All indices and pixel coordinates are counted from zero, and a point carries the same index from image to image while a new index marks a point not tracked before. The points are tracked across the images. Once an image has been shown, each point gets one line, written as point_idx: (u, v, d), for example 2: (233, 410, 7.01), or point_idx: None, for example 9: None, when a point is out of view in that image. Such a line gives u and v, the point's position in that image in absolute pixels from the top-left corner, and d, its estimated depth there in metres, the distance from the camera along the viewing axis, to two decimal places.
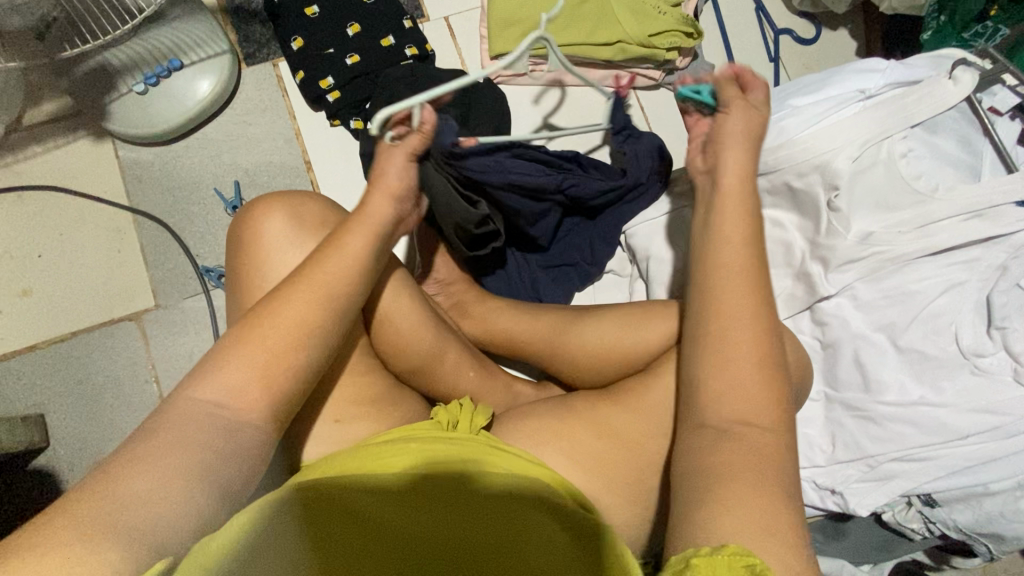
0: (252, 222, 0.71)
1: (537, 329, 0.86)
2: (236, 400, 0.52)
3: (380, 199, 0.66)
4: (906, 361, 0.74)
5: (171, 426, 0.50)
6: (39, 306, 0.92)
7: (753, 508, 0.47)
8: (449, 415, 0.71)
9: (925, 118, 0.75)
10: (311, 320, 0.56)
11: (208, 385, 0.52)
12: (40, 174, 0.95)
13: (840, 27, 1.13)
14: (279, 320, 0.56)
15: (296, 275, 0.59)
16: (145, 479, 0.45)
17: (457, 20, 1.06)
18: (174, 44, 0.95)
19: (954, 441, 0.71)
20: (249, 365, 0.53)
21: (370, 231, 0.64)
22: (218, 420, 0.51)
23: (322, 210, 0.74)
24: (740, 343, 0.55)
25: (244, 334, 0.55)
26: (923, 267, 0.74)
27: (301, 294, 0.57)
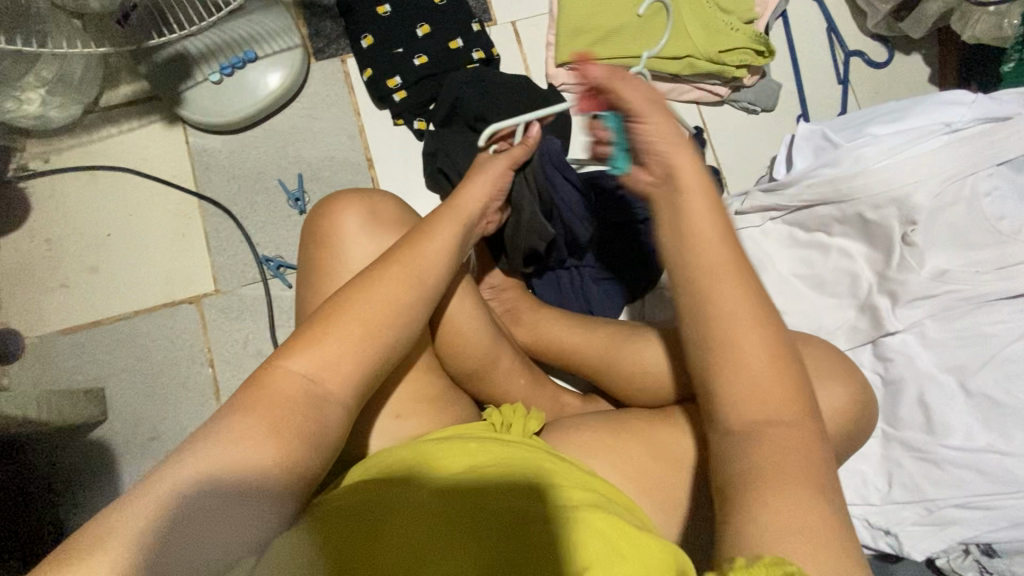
0: (328, 216, 0.72)
1: (591, 341, 0.86)
2: (327, 377, 0.52)
3: (470, 197, 0.68)
4: (975, 406, 0.71)
5: (269, 399, 0.49)
6: (104, 283, 0.95)
7: (784, 508, 0.43)
8: (503, 417, 0.72)
9: (1012, 156, 0.73)
10: (403, 305, 0.57)
11: (301, 358, 0.52)
12: (113, 156, 0.98)
13: (914, 52, 1.10)
14: (372, 300, 0.56)
15: (389, 257, 0.60)
16: (235, 454, 0.46)
17: (524, 26, 1.06)
18: (249, 36, 0.97)
19: (1021, 493, 0.69)
20: (344, 343, 0.53)
21: (456, 220, 0.65)
22: (309, 397, 0.51)
23: (392, 209, 0.75)
24: (742, 319, 0.50)
25: (344, 309, 0.55)
26: (999, 311, 0.72)
27: (393, 276, 0.58)
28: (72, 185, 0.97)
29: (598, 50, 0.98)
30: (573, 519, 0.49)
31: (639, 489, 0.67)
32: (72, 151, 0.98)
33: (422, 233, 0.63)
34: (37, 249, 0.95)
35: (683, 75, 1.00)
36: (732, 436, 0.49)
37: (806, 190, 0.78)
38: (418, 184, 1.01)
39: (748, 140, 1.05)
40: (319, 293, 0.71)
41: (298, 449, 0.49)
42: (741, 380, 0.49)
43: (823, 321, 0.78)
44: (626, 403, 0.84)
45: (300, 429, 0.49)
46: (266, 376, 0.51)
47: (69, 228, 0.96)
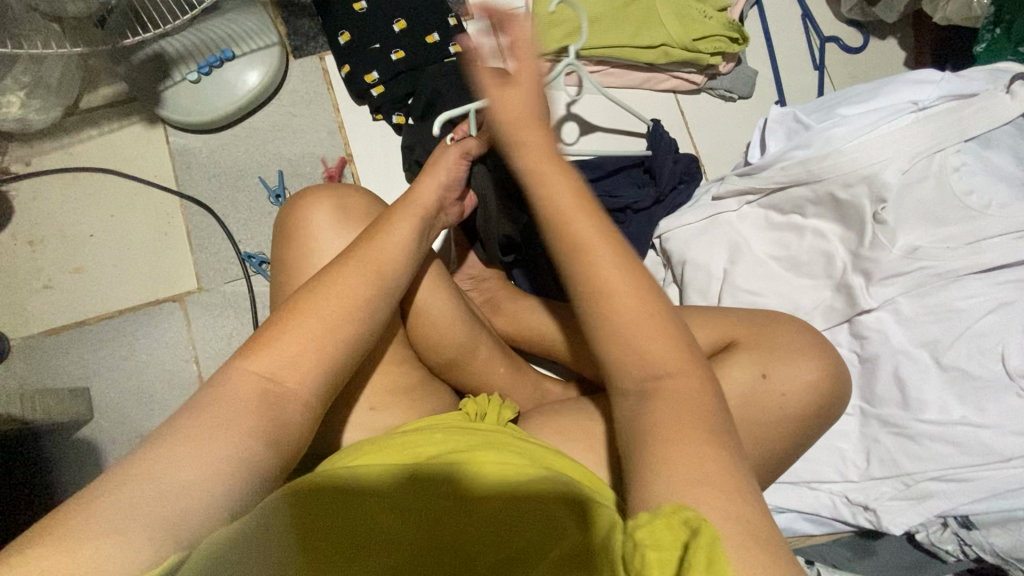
0: (302, 210, 0.73)
1: (570, 329, 0.86)
2: (287, 375, 0.53)
3: (427, 188, 0.70)
4: (948, 380, 0.72)
5: (225, 401, 0.50)
6: (88, 283, 0.96)
7: (691, 466, 0.45)
8: (479, 407, 0.72)
9: (979, 132, 0.74)
10: (360, 297, 0.58)
11: (258, 360, 0.53)
12: (94, 157, 0.99)
13: (888, 36, 1.10)
14: (330, 296, 0.57)
15: (348, 255, 0.61)
16: (207, 455, 0.46)
17: (500, 20, 1.07)
18: (226, 35, 0.98)
19: (995, 464, 0.69)
20: (303, 340, 0.54)
21: (412, 212, 0.67)
22: (270, 396, 0.52)
23: (367, 202, 0.76)
24: (630, 285, 0.54)
25: (303, 308, 0.56)
26: (971, 285, 0.73)
27: (352, 272, 0.59)
28: (54, 187, 0.98)
29: (573, 40, 0.99)
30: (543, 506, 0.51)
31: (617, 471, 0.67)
32: (53, 153, 0.98)
33: (382, 229, 0.64)
34: (20, 250, 0.95)
35: (659, 64, 1.01)
36: (631, 400, 0.52)
37: (779, 172, 0.79)
38: (398, 178, 1.02)
39: (725, 127, 1.06)
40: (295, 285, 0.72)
41: (265, 448, 0.49)
42: (627, 346, 0.52)
43: (799, 301, 0.78)
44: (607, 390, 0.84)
45: (267, 429, 0.50)
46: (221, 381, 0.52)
47: (51, 229, 0.97)
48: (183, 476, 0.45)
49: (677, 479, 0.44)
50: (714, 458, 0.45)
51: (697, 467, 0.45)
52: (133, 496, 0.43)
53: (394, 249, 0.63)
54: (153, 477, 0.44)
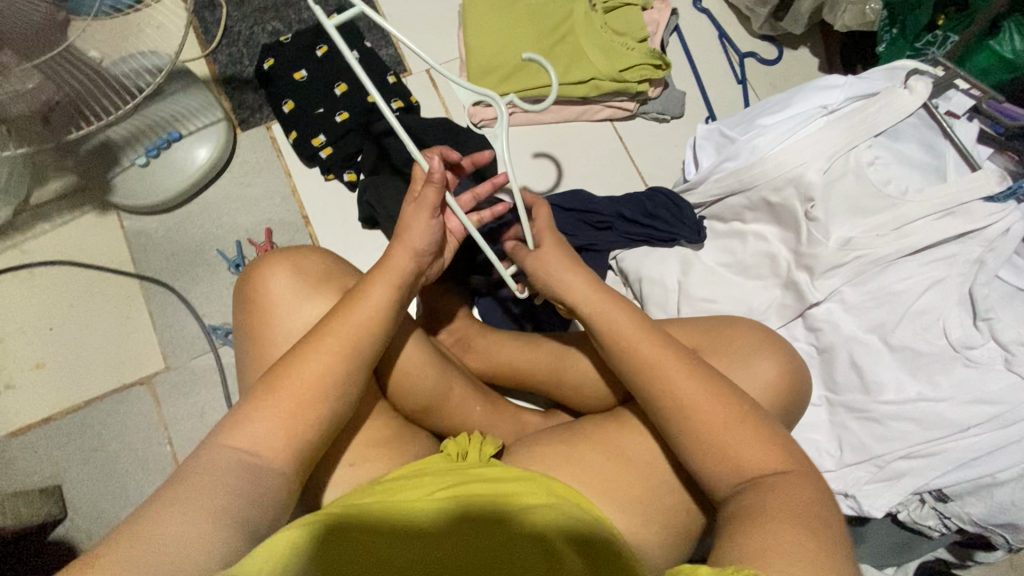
0: (258, 280, 0.75)
1: (539, 358, 0.88)
2: (268, 446, 0.57)
3: (402, 253, 0.67)
4: (901, 360, 0.75)
5: (211, 472, 0.54)
6: (51, 379, 0.94)
7: (784, 534, 0.48)
8: (459, 446, 0.73)
9: (888, 126, 0.78)
10: (335, 374, 0.60)
11: (237, 437, 0.56)
12: (48, 251, 0.99)
13: (801, 45, 1.18)
14: (302, 377, 0.59)
15: (319, 332, 0.62)
16: (191, 512, 0.51)
17: (438, 72, 1.12)
18: (171, 117, 1.00)
19: (957, 435, 0.71)
20: (275, 419, 0.57)
21: (392, 279, 0.66)
22: (247, 465, 0.55)
23: (324, 263, 0.78)
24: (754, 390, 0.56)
25: (274, 388, 0.58)
26: (905, 267, 0.76)
27: (321, 348, 0.61)
28: (11, 286, 0.97)
29: (509, 84, 1.04)
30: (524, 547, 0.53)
31: (601, 494, 0.68)
32: (7, 253, 0.98)
33: (352, 302, 0.64)
34: None
35: (592, 96, 1.06)
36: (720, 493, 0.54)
37: (714, 185, 0.85)
38: (356, 234, 1.04)
39: (662, 147, 1.12)
40: (266, 355, 0.73)
41: (247, 510, 0.53)
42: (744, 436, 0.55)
43: (752, 302, 0.83)
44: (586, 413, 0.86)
45: (250, 493, 0.54)
46: (206, 454, 0.56)
47: (10, 329, 0.95)
48: (174, 532, 0.49)
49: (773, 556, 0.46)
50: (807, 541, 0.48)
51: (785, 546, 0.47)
52: (136, 543, 0.48)
53: (363, 320, 0.63)
54: (148, 534, 0.49)
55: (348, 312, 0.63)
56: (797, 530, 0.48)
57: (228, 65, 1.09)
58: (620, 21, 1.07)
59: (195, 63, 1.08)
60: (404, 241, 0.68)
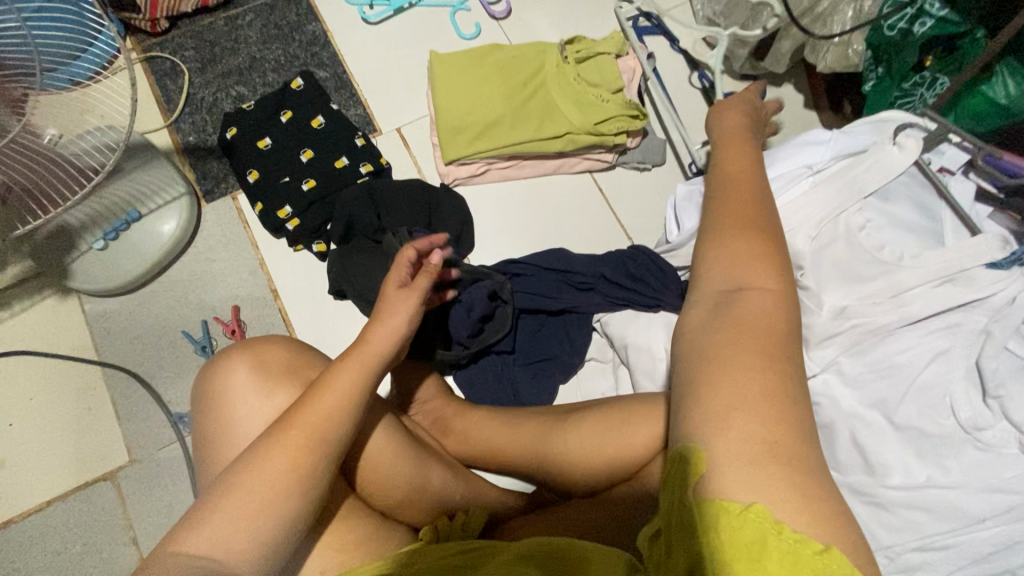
0: (214, 379, 0.70)
1: (518, 440, 0.83)
2: (224, 552, 0.54)
3: (378, 333, 0.68)
4: (906, 441, 0.69)
5: (167, 574, 0.52)
6: (11, 478, 0.90)
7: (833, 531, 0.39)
8: (441, 531, 0.71)
9: (877, 186, 0.73)
10: (301, 468, 0.58)
11: (194, 540, 0.55)
12: (7, 341, 0.95)
13: (785, 82, 1.14)
14: (264, 472, 0.57)
15: (283, 422, 0.60)
16: None
17: (409, 130, 1.08)
18: (130, 196, 0.96)
19: (972, 527, 0.65)
20: (235, 521, 0.55)
21: (362, 363, 0.65)
22: (204, 573, 0.53)
23: (285, 352, 0.73)
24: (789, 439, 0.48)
25: (233, 486, 0.57)
26: (904, 338, 0.71)
27: (284, 436, 0.59)
28: None
29: (481, 143, 1.00)
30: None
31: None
32: None
33: (317, 389, 0.62)
34: None
35: (568, 151, 1.01)
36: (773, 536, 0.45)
37: None
38: (328, 306, 0.99)
39: (645, 197, 1.07)
40: (221, 464, 0.68)
41: None
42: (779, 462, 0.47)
43: None
44: (572, 497, 0.80)
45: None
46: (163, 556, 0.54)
47: None
48: None
49: (724, 409, 0.41)
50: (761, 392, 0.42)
51: (753, 426, 0.41)
52: None
53: (330, 407, 0.61)
54: None
55: (314, 399, 0.61)
56: (776, 413, 0.41)
57: (192, 133, 1.06)
58: (594, 72, 1.03)
59: (158, 134, 1.05)
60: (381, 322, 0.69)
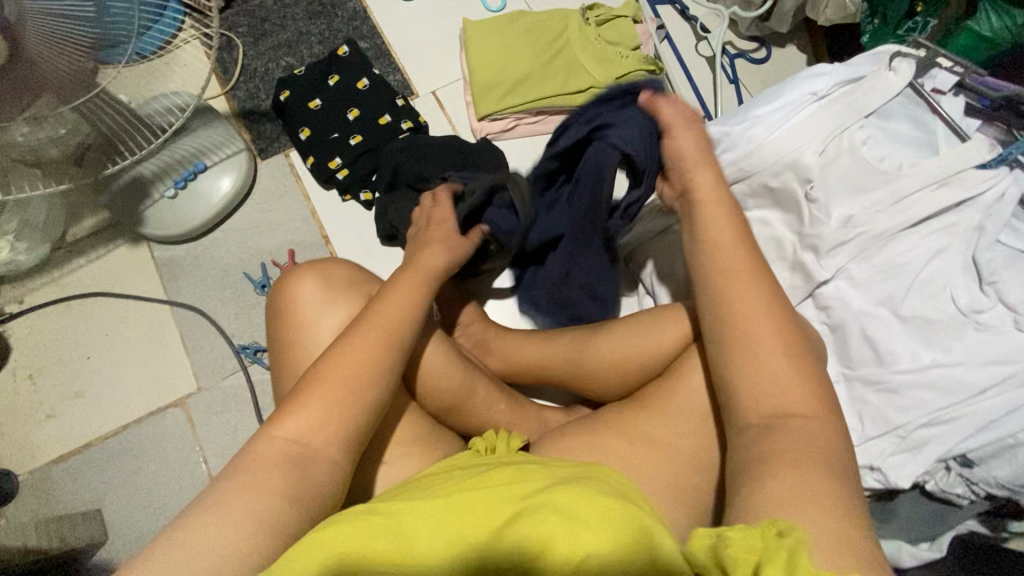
0: (287, 289, 0.77)
1: (555, 354, 0.90)
2: (314, 435, 0.59)
3: (429, 257, 0.78)
4: (913, 329, 0.76)
5: (260, 464, 0.56)
6: (89, 405, 0.98)
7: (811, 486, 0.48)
8: (487, 442, 0.75)
9: (876, 107, 0.81)
10: (379, 356, 0.64)
11: (285, 425, 0.59)
12: (84, 284, 1.04)
13: (789, 43, 1.23)
14: (344, 364, 0.62)
15: (355, 325, 0.66)
16: (230, 518, 0.52)
17: (443, 93, 1.18)
18: (197, 150, 1.06)
19: (974, 398, 0.72)
20: (321, 407, 0.60)
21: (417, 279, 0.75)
22: (296, 455, 0.58)
23: (347, 269, 0.81)
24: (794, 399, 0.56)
25: (317, 379, 0.61)
26: (907, 239, 0.78)
27: (362, 336, 0.65)
28: (49, 319, 1.02)
29: (512, 99, 1.10)
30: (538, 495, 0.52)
31: (636, 472, 0.69)
32: (45, 288, 1.03)
33: (383, 298, 0.70)
34: (21, 385, 0.98)
35: None
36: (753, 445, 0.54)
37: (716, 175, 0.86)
38: (374, 249, 1.08)
39: None
40: (294, 363, 0.76)
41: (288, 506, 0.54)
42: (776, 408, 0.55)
43: None
44: (607, 402, 0.88)
45: (291, 488, 0.55)
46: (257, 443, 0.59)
47: (50, 359, 1.00)
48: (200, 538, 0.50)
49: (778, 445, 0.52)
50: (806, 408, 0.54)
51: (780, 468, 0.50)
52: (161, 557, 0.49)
53: (398, 311, 0.69)
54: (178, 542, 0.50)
55: (383, 304, 0.69)
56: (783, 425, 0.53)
57: (246, 100, 1.16)
58: (613, 33, 1.13)
59: (216, 100, 1.15)
60: (433, 247, 0.80)
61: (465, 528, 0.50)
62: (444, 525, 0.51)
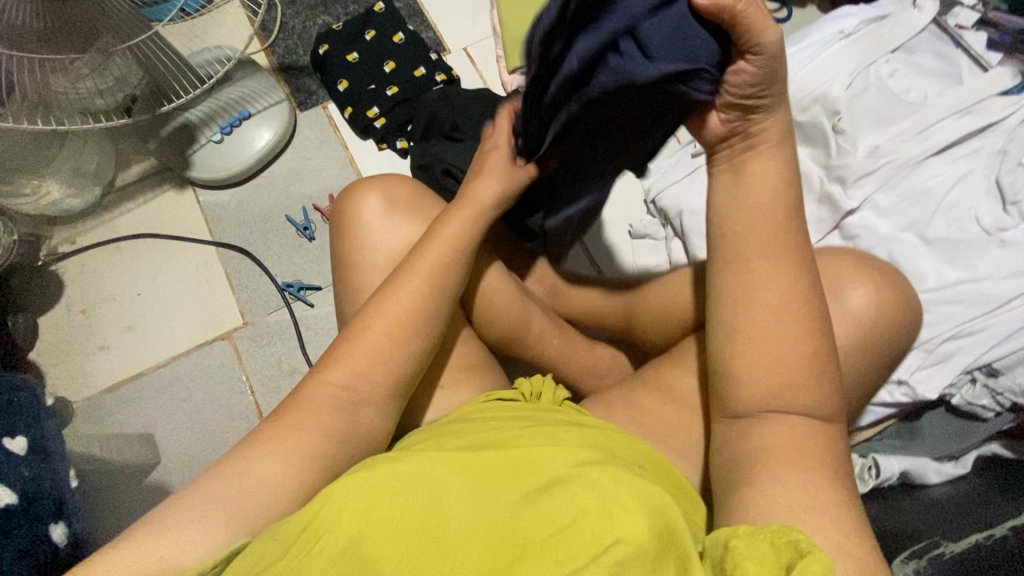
0: (351, 204, 0.81)
1: (609, 302, 0.93)
2: (360, 381, 0.58)
3: (480, 189, 0.71)
4: (938, 251, 0.79)
5: (306, 412, 0.55)
6: (139, 338, 1.02)
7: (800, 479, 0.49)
8: (533, 387, 0.76)
9: (901, 42, 0.85)
10: (425, 305, 0.62)
11: (333, 372, 0.58)
12: (133, 226, 1.08)
13: (809, 3, 1.27)
14: (388, 312, 0.61)
15: (402, 268, 0.64)
16: (271, 464, 0.51)
17: (474, 49, 1.22)
18: (240, 99, 1.11)
19: (997, 309, 0.76)
20: (365, 354, 0.59)
21: (472, 214, 0.69)
22: (341, 401, 0.57)
23: (411, 191, 0.83)
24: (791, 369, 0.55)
25: (361, 326, 0.60)
26: (932, 166, 0.82)
27: (403, 283, 0.62)
28: (99, 259, 1.06)
29: None
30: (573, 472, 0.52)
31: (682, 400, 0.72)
32: (95, 230, 1.08)
33: (430, 237, 0.66)
34: (75, 319, 1.03)
35: None
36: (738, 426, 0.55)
37: None
38: None
39: None
40: (350, 280, 0.80)
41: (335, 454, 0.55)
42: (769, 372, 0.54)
43: None
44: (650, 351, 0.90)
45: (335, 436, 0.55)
46: (302, 389, 0.57)
47: (101, 296, 1.04)
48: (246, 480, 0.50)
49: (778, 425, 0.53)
50: (818, 369, 0.54)
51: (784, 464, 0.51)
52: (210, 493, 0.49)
53: (441, 254, 0.65)
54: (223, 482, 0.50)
55: (431, 244, 0.65)
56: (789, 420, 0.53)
57: (285, 55, 1.20)
58: None
59: (256, 56, 1.20)
60: (484, 175, 0.72)
61: (462, 502, 0.50)
62: (462, 479, 0.52)
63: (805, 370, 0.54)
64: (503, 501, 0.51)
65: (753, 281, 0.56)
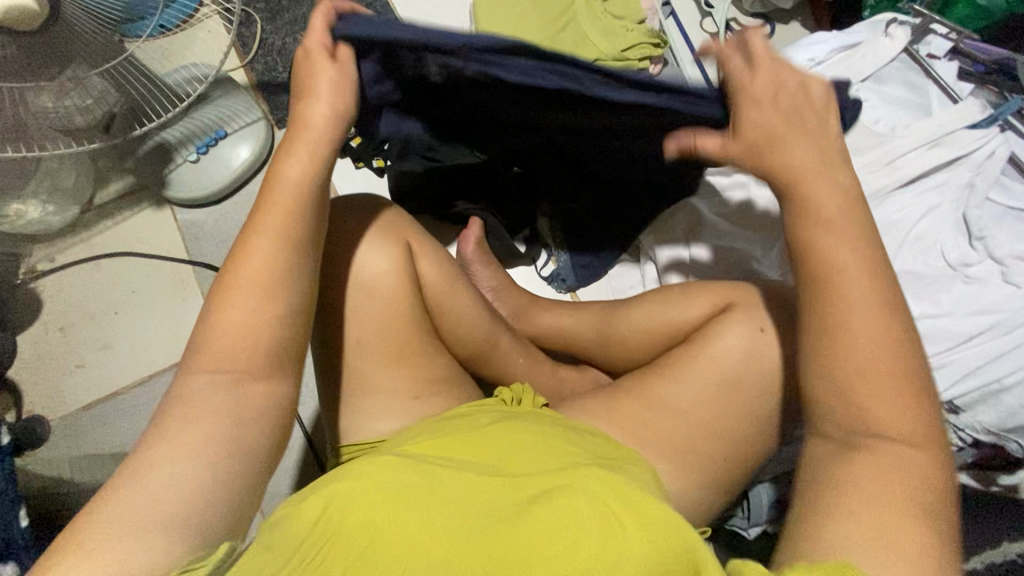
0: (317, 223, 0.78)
1: (585, 322, 0.93)
2: (238, 361, 0.52)
3: (318, 108, 0.58)
4: (903, 285, 0.78)
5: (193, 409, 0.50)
6: (117, 356, 1.03)
7: (892, 525, 0.46)
8: (512, 393, 0.77)
9: (871, 71, 0.85)
10: (284, 257, 0.55)
11: (210, 361, 0.52)
12: (112, 244, 1.09)
13: (793, 20, 1.26)
14: (244, 277, 0.54)
15: (252, 219, 0.56)
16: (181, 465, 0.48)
17: None
18: (218, 118, 1.11)
19: (961, 345, 0.75)
20: (240, 328, 0.53)
21: (321, 139, 0.58)
22: (229, 388, 0.51)
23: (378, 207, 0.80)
24: (888, 394, 0.50)
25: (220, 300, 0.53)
26: (899, 199, 0.80)
27: (262, 236, 0.54)
28: (79, 276, 1.07)
29: None
30: (573, 489, 0.52)
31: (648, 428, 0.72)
32: (75, 247, 1.09)
33: (272, 178, 0.56)
34: (53, 336, 1.04)
35: None
36: (829, 448, 0.52)
37: None
38: None
39: None
40: None
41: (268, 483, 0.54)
42: (859, 397, 0.51)
43: None
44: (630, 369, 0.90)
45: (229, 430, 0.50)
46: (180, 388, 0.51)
47: (79, 314, 1.05)
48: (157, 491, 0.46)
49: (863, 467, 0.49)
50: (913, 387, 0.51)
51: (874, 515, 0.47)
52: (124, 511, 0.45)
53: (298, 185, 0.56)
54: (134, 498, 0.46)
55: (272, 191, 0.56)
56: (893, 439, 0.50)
57: (264, 72, 1.21)
58: (619, 6, 1.16)
59: (235, 73, 1.20)
60: (318, 94, 0.58)
61: (463, 525, 0.50)
62: (467, 501, 0.52)
63: (886, 393, 0.50)
64: (506, 519, 0.51)
65: (829, 292, 0.53)
